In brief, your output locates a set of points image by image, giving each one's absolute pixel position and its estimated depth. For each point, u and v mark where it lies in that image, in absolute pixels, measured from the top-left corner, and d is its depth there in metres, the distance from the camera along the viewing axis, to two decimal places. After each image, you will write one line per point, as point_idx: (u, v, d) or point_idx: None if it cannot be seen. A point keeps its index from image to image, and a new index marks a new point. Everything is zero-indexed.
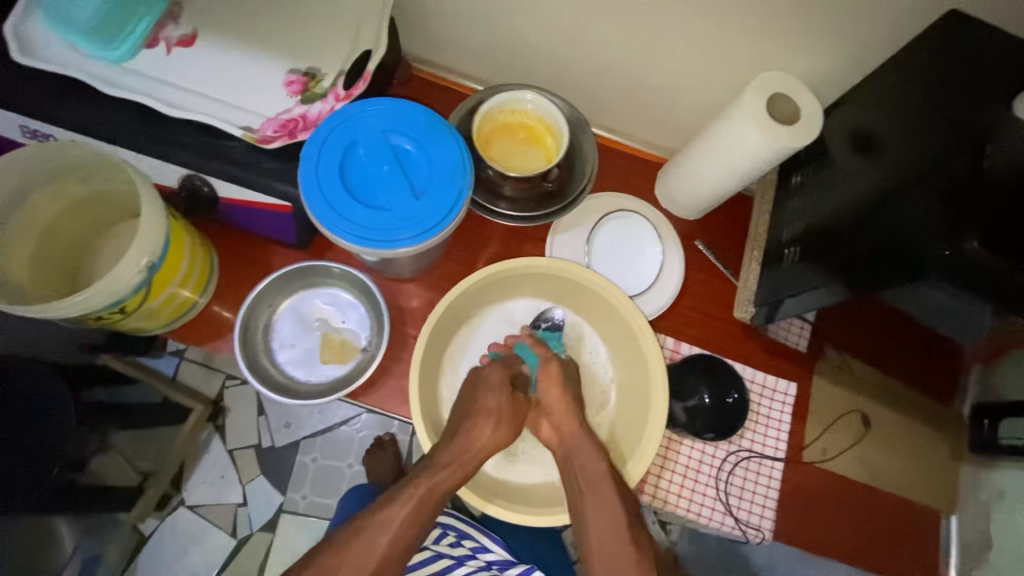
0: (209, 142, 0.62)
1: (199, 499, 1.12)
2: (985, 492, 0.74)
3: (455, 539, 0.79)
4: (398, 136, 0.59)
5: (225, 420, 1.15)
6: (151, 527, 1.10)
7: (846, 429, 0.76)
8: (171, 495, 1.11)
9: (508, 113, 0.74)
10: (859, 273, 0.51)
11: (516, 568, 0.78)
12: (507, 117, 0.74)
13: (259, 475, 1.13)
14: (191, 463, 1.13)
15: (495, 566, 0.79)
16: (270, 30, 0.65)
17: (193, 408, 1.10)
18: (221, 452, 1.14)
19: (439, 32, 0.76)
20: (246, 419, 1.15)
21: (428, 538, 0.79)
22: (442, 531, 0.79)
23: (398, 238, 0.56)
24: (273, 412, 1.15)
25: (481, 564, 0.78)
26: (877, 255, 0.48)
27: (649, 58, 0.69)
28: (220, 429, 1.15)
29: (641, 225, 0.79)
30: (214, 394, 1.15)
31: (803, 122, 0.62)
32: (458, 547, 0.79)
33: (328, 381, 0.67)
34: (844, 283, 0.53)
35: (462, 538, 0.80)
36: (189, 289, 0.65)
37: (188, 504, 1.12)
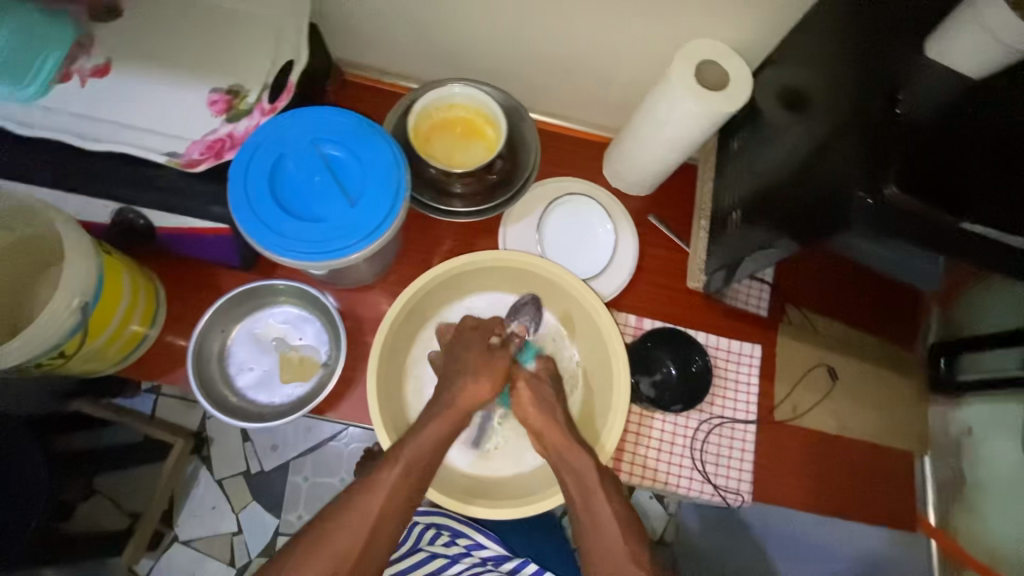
0: (137, 172, 0.61)
1: (192, 533, 1.11)
2: (955, 429, 0.76)
3: (450, 538, 0.77)
4: (326, 144, 0.58)
5: (209, 449, 1.14)
6: (146, 568, 1.09)
7: (814, 384, 0.76)
8: (164, 533, 1.10)
9: (444, 109, 0.73)
10: (794, 229, 0.51)
11: (511, 561, 0.76)
12: (444, 112, 0.73)
13: (251, 501, 1.12)
14: (180, 497, 1.12)
15: (491, 562, 0.76)
16: (187, 51, 0.64)
17: (176, 444, 1.08)
18: (210, 483, 1.13)
19: (366, 36, 0.75)
20: (230, 446, 1.14)
21: (422, 540, 0.77)
22: (435, 531, 0.77)
23: (338, 247, 0.55)
24: (257, 436, 1.14)
25: (477, 561, 0.76)
26: (808, 210, 0.48)
27: (577, 37, 0.69)
28: (206, 460, 1.14)
29: (591, 207, 0.79)
30: (196, 426, 1.14)
31: (731, 86, 0.62)
32: (453, 546, 0.76)
33: (291, 400, 0.66)
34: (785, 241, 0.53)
35: (456, 536, 0.77)
36: (136, 324, 0.63)
37: (182, 539, 1.10)
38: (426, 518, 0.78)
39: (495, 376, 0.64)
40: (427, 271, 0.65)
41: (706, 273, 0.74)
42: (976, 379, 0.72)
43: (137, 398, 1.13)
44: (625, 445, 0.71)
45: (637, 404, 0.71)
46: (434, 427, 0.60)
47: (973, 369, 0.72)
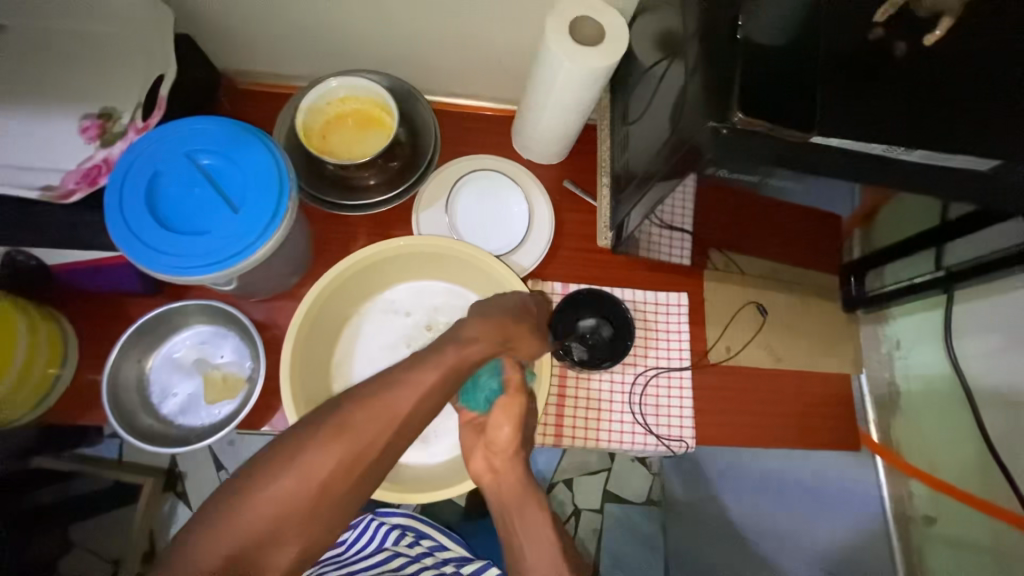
0: (16, 214, 0.59)
1: None
2: (886, 344, 0.80)
3: (414, 539, 0.76)
4: (203, 155, 0.57)
5: (184, 484, 1.13)
6: None
7: (745, 321, 0.78)
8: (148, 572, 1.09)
9: (337, 102, 0.71)
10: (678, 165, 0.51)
11: (472, 565, 0.73)
12: (337, 107, 0.72)
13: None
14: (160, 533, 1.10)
15: (452, 563, 0.74)
16: (54, 84, 0.62)
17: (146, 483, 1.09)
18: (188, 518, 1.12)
19: (245, 41, 0.73)
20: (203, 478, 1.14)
21: (385, 540, 0.75)
22: (400, 531, 0.75)
23: (224, 256, 0.54)
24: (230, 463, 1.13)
25: (437, 561, 0.74)
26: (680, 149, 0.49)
27: (454, 14, 0.68)
28: (182, 495, 1.13)
29: (503, 182, 0.79)
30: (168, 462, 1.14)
31: (606, 39, 0.62)
32: (416, 546, 0.75)
33: (219, 419, 0.65)
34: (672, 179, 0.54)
35: (421, 537, 0.76)
36: (43, 364, 0.62)
37: None
38: (392, 519, 0.76)
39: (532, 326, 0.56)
40: (335, 267, 0.64)
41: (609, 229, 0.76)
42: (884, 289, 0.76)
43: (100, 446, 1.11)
44: (564, 410, 0.71)
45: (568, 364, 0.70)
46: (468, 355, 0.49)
47: (879, 283, 0.76)
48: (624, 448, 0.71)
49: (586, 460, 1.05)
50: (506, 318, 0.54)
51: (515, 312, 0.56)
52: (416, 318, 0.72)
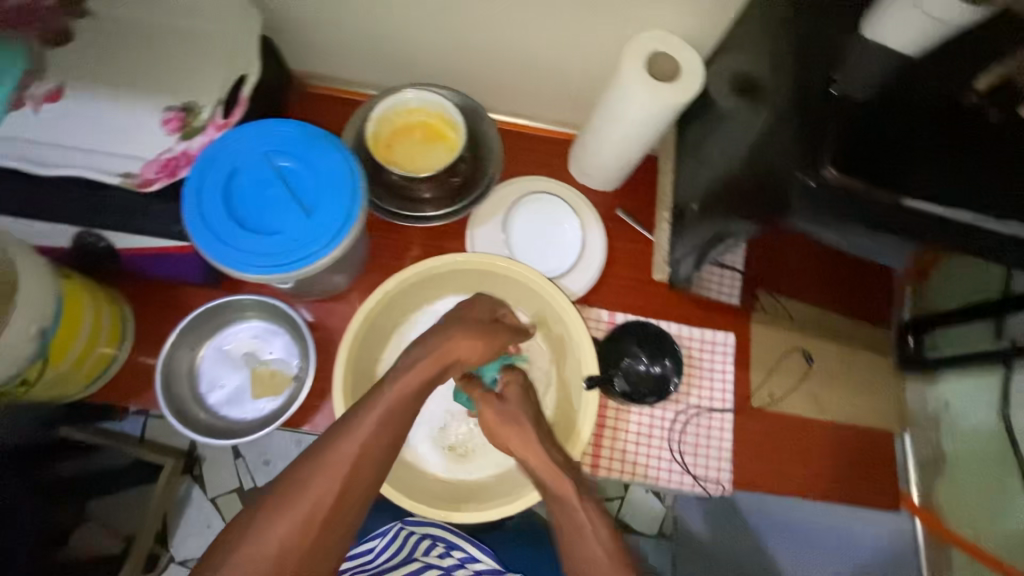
0: (92, 197, 0.60)
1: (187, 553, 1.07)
2: (932, 403, 0.77)
3: (444, 549, 0.74)
4: (278, 156, 0.58)
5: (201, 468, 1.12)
6: None
7: (790, 368, 0.77)
8: (159, 554, 1.07)
9: (404, 113, 0.73)
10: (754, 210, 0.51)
11: None
12: (404, 117, 0.73)
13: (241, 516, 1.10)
14: (174, 515, 1.08)
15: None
16: (140, 72, 0.64)
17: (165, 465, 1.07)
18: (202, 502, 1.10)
19: (321, 45, 0.75)
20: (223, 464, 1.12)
21: (415, 550, 0.74)
22: (430, 541, 0.75)
23: (298, 256, 0.55)
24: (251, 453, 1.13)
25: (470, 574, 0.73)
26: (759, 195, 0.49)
27: (531, 36, 0.69)
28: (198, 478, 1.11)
29: (558, 207, 0.79)
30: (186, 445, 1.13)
31: (683, 77, 0.62)
32: (447, 558, 0.74)
33: (263, 415, 0.66)
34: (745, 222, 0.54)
35: (450, 547, 0.75)
36: (102, 347, 0.63)
37: (178, 560, 1.07)
38: (422, 528, 0.76)
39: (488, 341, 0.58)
40: (390, 279, 0.65)
41: (670, 263, 0.75)
42: (950, 353, 0.74)
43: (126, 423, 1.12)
44: (602, 441, 0.71)
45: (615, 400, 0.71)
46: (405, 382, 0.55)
47: (947, 343, 0.75)
48: (659, 485, 0.71)
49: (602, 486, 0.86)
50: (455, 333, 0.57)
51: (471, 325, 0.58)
52: None
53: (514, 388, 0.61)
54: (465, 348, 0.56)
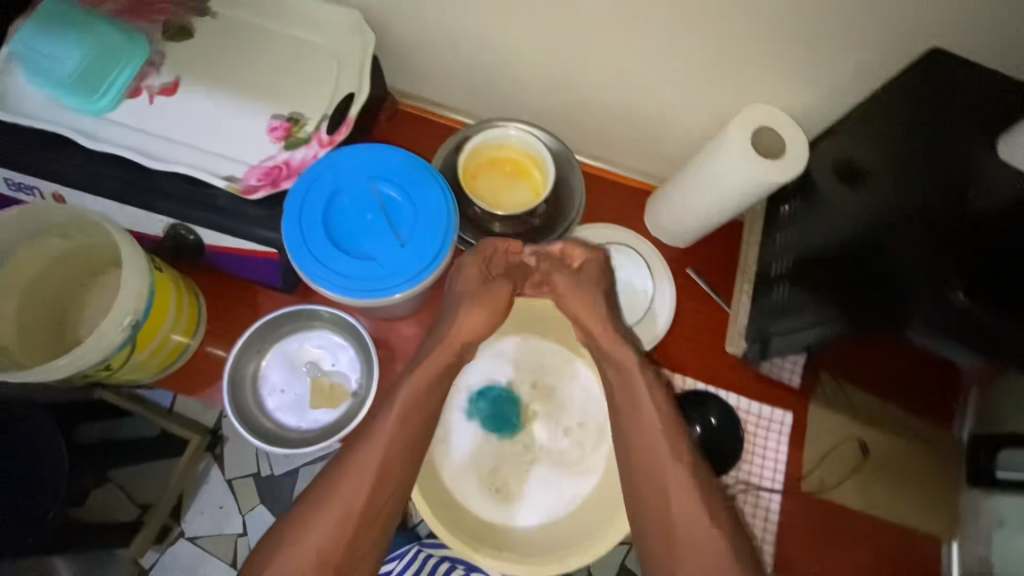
0: (193, 192, 0.62)
1: (197, 531, 0.98)
2: (986, 519, 0.69)
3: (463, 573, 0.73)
4: (381, 183, 0.59)
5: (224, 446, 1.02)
6: (151, 562, 0.96)
7: (843, 457, 0.75)
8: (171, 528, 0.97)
9: (494, 147, 0.73)
10: (860, 312, 0.53)
11: None
12: (494, 151, 0.74)
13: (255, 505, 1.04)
14: (191, 492, 0.98)
15: None
16: (253, 76, 0.65)
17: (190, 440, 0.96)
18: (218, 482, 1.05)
19: (425, 67, 0.76)
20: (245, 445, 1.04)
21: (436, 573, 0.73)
22: (450, 565, 0.73)
23: (388, 284, 0.56)
24: None
25: None
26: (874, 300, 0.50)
27: (637, 88, 0.69)
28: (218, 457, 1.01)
29: (631, 259, 0.78)
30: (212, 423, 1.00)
31: (788, 151, 0.61)
32: None
33: (318, 427, 0.67)
34: (846, 320, 0.55)
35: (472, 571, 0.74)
36: (176, 339, 0.65)
37: (187, 537, 0.97)
38: (440, 551, 0.74)
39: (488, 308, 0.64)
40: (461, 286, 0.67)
41: (746, 339, 0.74)
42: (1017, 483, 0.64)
43: None
44: None
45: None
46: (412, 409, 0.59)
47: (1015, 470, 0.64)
48: None
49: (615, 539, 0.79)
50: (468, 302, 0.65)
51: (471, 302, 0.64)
52: (523, 373, 0.71)
53: (588, 260, 0.66)
54: (475, 322, 0.64)
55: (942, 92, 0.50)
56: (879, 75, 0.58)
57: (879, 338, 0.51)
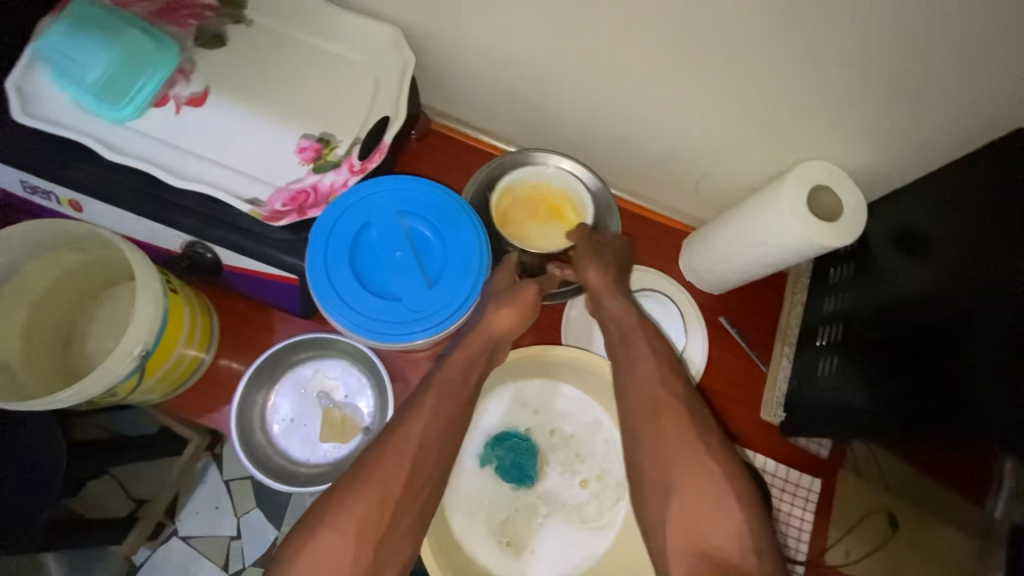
0: (215, 210, 0.59)
1: (191, 529, 1.03)
2: None
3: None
4: (412, 218, 0.56)
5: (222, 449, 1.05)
6: (143, 557, 1.02)
7: (868, 532, 0.69)
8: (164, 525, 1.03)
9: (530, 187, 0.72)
10: (928, 409, 0.49)
11: None
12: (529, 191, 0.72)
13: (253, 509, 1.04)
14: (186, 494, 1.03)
15: None
16: (284, 90, 0.62)
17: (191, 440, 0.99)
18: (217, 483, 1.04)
19: (462, 89, 0.73)
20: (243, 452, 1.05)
21: None
22: None
23: (413, 329, 0.53)
24: None
25: None
26: (947, 400, 0.47)
27: (684, 130, 0.66)
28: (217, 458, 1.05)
29: (666, 306, 0.76)
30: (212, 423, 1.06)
31: (844, 217, 0.58)
32: None
33: (328, 463, 0.64)
34: (908, 413, 0.52)
35: None
36: (188, 360, 0.63)
37: (181, 534, 1.03)
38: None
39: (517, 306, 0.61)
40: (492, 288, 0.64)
41: (784, 409, 0.72)
42: None
43: None
44: None
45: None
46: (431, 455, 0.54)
47: None
48: None
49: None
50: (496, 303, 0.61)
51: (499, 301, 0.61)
52: (544, 421, 0.68)
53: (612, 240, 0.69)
54: (503, 319, 0.60)
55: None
56: (950, 145, 0.54)
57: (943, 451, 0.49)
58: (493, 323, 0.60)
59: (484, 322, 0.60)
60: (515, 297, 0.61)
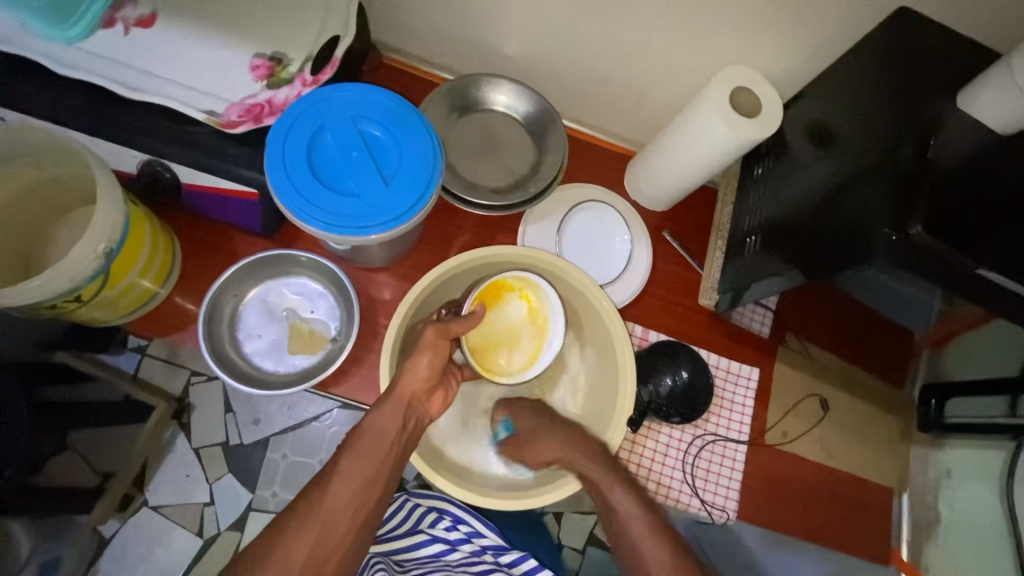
0: (170, 127, 0.60)
1: (162, 499, 0.99)
2: (934, 470, 0.78)
3: (451, 523, 0.81)
4: (366, 121, 0.59)
5: (190, 417, 1.01)
6: (112, 529, 0.97)
7: (805, 412, 0.79)
8: (133, 496, 0.98)
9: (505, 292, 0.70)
10: (818, 260, 0.53)
11: (510, 554, 0.81)
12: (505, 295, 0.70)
13: (226, 473, 1.01)
14: (155, 462, 1.00)
15: (490, 551, 0.81)
16: (230, 9, 0.63)
17: (156, 406, 0.97)
18: (186, 451, 1.00)
19: (410, 19, 0.75)
20: (211, 416, 1.02)
21: (423, 522, 0.81)
22: (438, 516, 0.81)
23: (366, 224, 0.56)
24: (240, 407, 1.02)
25: (475, 548, 0.80)
26: (831, 244, 0.51)
27: (622, 47, 0.70)
28: (185, 428, 1.01)
29: (611, 216, 0.81)
30: (178, 392, 1.01)
31: (763, 114, 0.61)
32: (454, 531, 0.81)
33: (297, 371, 0.68)
34: (799, 269, 0.56)
35: (457, 522, 0.81)
36: (148, 281, 0.65)
37: (151, 504, 0.98)
38: (428, 501, 0.81)
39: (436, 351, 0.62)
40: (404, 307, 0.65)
41: (718, 292, 0.76)
42: (965, 421, 0.73)
43: (120, 357, 0.99)
44: (632, 454, 0.74)
45: (648, 418, 0.75)
46: (415, 371, 0.61)
47: (964, 412, 0.73)
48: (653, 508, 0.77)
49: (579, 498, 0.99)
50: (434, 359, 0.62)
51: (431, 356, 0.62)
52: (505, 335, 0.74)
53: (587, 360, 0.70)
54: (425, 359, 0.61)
55: (907, 52, 0.54)
56: (848, 40, 0.61)
57: (832, 279, 0.55)
58: (410, 380, 0.61)
59: (402, 376, 0.61)
60: (421, 342, 0.62)
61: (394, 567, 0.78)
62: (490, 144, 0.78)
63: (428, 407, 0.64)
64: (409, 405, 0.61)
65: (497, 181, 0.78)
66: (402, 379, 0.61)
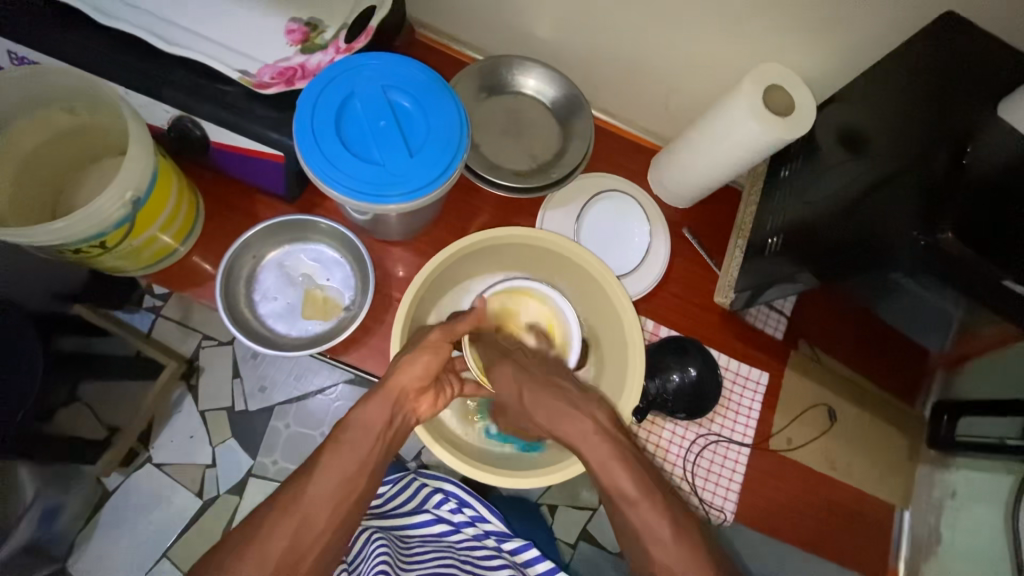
0: (202, 83, 0.60)
1: (166, 457, 1.01)
2: (939, 490, 0.77)
3: (455, 506, 0.82)
4: (396, 92, 0.59)
5: (198, 379, 1.03)
6: (116, 483, 0.99)
7: (812, 421, 0.78)
8: (137, 452, 1.00)
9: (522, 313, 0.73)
10: (836, 259, 0.53)
11: (513, 542, 0.81)
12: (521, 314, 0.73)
13: (230, 437, 1.02)
14: (160, 421, 1.01)
15: (493, 537, 0.82)
16: None
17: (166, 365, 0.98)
18: (192, 412, 1.02)
19: None
20: (220, 381, 1.03)
21: (429, 502, 0.82)
22: (443, 497, 0.82)
23: (387, 193, 0.56)
24: (248, 373, 1.04)
25: (478, 532, 0.82)
26: (851, 246, 0.51)
27: (660, 38, 0.69)
28: (192, 389, 1.03)
29: (631, 209, 0.81)
30: (189, 353, 1.03)
31: (796, 112, 0.60)
32: (458, 514, 0.82)
33: (310, 336, 0.69)
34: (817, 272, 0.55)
35: (462, 505, 0.82)
36: (170, 237, 0.66)
37: (154, 462, 1.00)
38: (434, 482, 0.83)
39: (437, 353, 0.63)
40: (413, 285, 0.64)
41: (735, 292, 0.76)
42: (976, 441, 0.72)
43: (135, 315, 1.02)
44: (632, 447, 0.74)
45: (653, 412, 0.75)
46: (408, 370, 0.62)
47: (973, 431, 0.73)
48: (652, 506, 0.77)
49: (576, 492, 0.99)
50: (432, 361, 0.63)
51: (426, 359, 0.63)
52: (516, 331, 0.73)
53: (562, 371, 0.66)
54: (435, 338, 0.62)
55: (950, 58, 0.53)
56: (890, 43, 0.60)
57: (848, 283, 0.54)
58: (402, 377, 0.62)
59: (395, 372, 0.62)
60: (422, 343, 0.63)
61: (395, 542, 0.78)
62: (516, 126, 0.78)
63: (417, 407, 0.64)
64: (395, 404, 0.62)
65: (520, 165, 0.78)
66: (395, 375, 0.61)
